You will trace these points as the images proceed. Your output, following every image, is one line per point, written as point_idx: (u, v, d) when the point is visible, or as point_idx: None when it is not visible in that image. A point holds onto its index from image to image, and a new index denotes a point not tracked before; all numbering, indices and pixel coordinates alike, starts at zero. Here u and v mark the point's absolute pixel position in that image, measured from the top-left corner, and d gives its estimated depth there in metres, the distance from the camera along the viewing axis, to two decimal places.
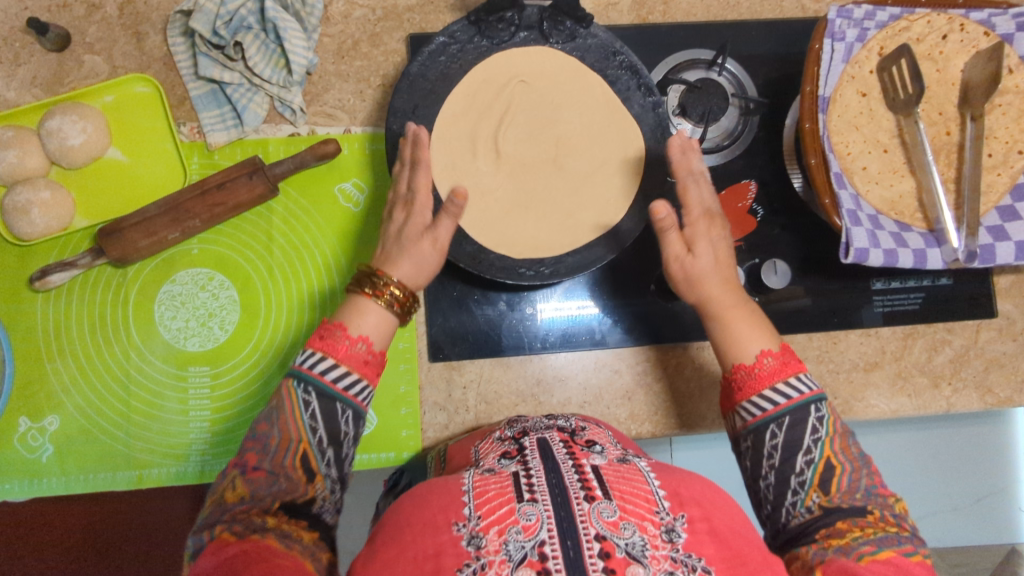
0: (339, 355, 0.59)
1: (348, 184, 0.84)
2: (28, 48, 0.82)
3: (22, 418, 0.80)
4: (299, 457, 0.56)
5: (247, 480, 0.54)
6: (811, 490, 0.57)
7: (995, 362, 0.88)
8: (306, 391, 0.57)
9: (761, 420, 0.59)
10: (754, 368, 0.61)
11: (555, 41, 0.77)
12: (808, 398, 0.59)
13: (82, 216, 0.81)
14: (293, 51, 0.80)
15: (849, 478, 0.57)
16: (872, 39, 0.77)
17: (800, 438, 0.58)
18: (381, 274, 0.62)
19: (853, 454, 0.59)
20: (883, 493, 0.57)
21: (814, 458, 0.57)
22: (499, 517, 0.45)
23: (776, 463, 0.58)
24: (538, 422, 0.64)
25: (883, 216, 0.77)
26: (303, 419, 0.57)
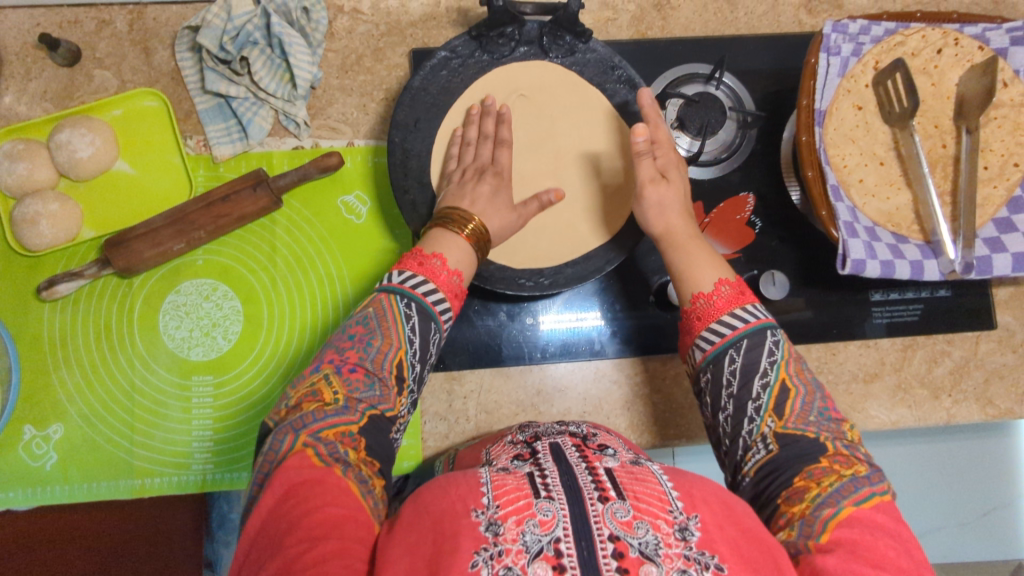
0: (439, 283, 0.61)
1: (351, 196, 0.85)
2: (39, 64, 0.84)
3: (27, 426, 0.81)
4: (395, 365, 0.58)
5: (343, 378, 0.56)
6: (766, 416, 0.57)
7: (996, 375, 0.88)
8: (407, 306, 0.59)
9: (719, 348, 0.59)
10: (713, 297, 0.61)
11: (554, 56, 0.78)
12: (763, 324, 0.59)
13: (89, 227, 0.82)
14: (298, 66, 0.82)
15: (803, 400, 0.57)
16: (867, 54, 0.78)
17: (757, 361, 0.58)
18: (467, 215, 0.65)
19: (806, 379, 0.59)
20: (834, 417, 0.58)
21: (770, 381, 0.58)
22: (518, 508, 0.45)
23: (735, 391, 0.58)
24: (549, 428, 0.65)
25: (880, 228, 0.78)
26: (405, 330, 0.58)
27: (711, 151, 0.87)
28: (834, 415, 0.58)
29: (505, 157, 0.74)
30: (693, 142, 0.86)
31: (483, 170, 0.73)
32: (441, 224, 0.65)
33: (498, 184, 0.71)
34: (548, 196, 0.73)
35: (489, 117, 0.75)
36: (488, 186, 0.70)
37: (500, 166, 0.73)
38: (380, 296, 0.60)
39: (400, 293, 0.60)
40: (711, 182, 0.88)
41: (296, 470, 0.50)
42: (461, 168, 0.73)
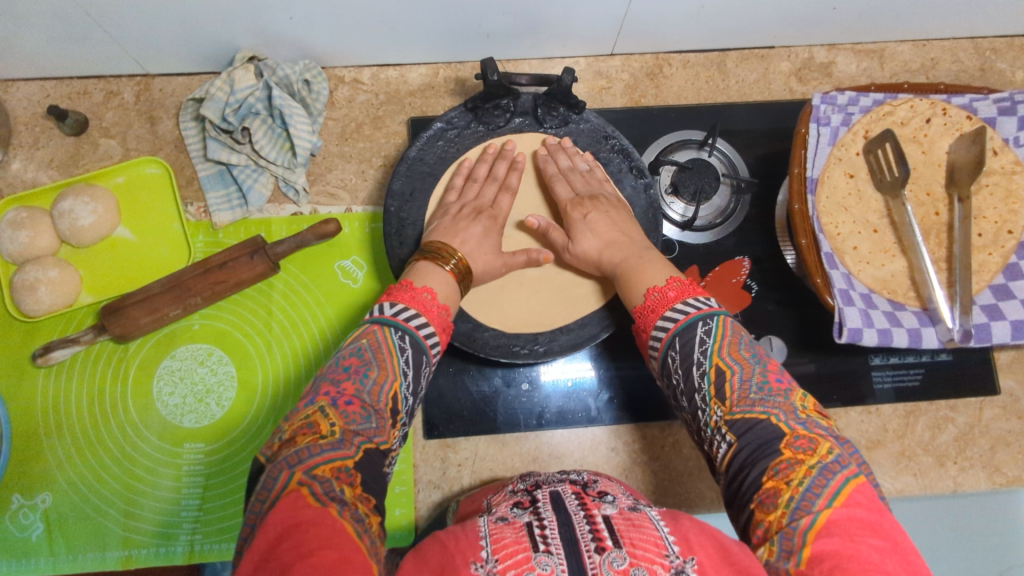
0: (429, 316, 0.59)
1: (348, 261, 0.85)
2: (47, 133, 0.86)
3: (15, 495, 0.79)
4: (390, 397, 0.54)
5: (342, 412, 0.51)
6: (712, 405, 0.53)
7: (1001, 441, 0.87)
8: (401, 337, 0.56)
9: (661, 353, 0.57)
10: (646, 306, 0.61)
11: (548, 127, 0.79)
12: (693, 318, 0.56)
13: (87, 292, 0.83)
14: (298, 136, 0.84)
15: (742, 378, 0.53)
16: (857, 123, 0.79)
17: (692, 353, 0.55)
18: (446, 250, 0.66)
19: (742, 356, 0.54)
20: (779, 391, 0.53)
21: (706, 368, 0.54)
22: (516, 562, 0.44)
23: (681, 385, 0.56)
24: (551, 476, 0.64)
25: (876, 295, 0.77)
26: (399, 360, 0.55)
27: (706, 216, 0.88)
28: (781, 385, 0.53)
29: (505, 202, 0.74)
30: (687, 207, 0.87)
31: (480, 210, 0.73)
32: (429, 258, 0.65)
33: (491, 227, 0.71)
34: (537, 255, 0.72)
35: (503, 160, 0.77)
36: (480, 228, 0.70)
37: (499, 210, 0.73)
38: (370, 327, 0.57)
39: (392, 325, 0.57)
40: (706, 247, 0.88)
41: (292, 512, 0.43)
42: (461, 204, 0.73)
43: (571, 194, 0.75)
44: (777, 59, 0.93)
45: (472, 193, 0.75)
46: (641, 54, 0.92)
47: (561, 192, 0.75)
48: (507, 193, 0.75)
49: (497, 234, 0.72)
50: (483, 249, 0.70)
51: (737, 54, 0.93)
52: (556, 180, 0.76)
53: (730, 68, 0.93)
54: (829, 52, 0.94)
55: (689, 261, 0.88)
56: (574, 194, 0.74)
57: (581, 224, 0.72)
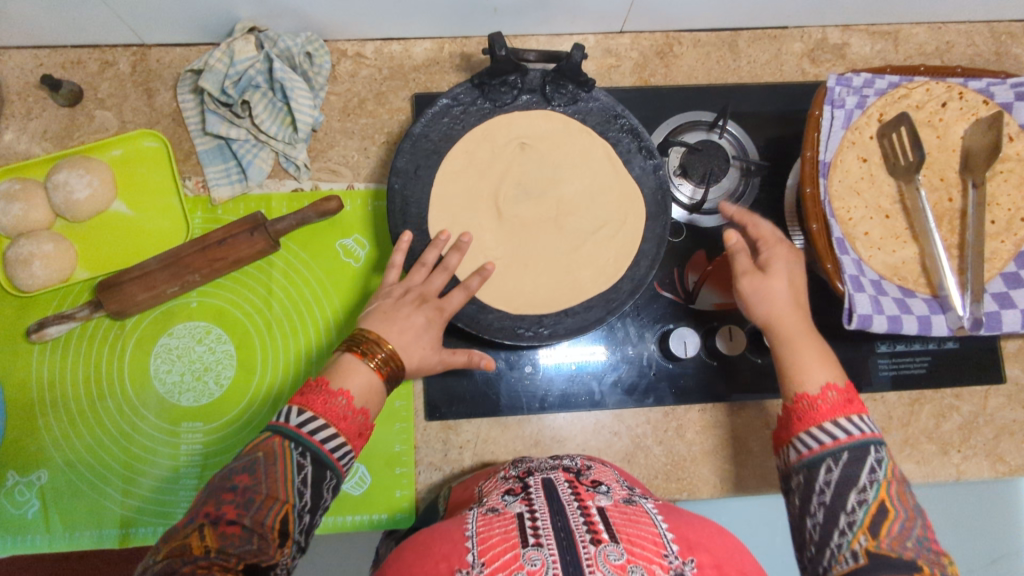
0: (341, 426, 0.55)
1: (350, 240, 0.84)
2: (41, 103, 0.84)
3: (9, 472, 0.78)
4: (280, 517, 0.51)
5: (219, 533, 0.48)
6: (859, 533, 0.50)
7: (1005, 431, 0.86)
8: (301, 454, 0.53)
9: (815, 454, 0.53)
10: (817, 399, 0.56)
11: (556, 105, 0.78)
12: (867, 438, 0.53)
13: (82, 268, 0.81)
14: (299, 110, 0.82)
15: (902, 524, 0.50)
16: (871, 107, 0.78)
17: (856, 476, 0.52)
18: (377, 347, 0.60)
19: (909, 504, 0.52)
20: (938, 551, 0.49)
21: (867, 498, 0.51)
22: (504, 563, 0.44)
23: (826, 500, 0.52)
24: (543, 463, 0.63)
25: (886, 281, 0.76)
26: (294, 483, 0.52)
27: (714, 200, 0.86)
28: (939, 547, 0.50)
29: (456, 300, 0.67)
30: (695, 189, 0.85)
31: (425, 299, 0.66)
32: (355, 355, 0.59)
33: (435, 319, 0.65)
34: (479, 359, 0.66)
35: (454, 250, 0.69)
36: (422, 318, 0.64)
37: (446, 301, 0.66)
38: (269, 437, 0.53)
39: (294, 437, 0.53)
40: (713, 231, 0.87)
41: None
42: (405, 286, 0.67)
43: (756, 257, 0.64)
44: (789, 40, 0.91)
45: (418, 279, 0.68)
46: (651, 32, 0.90)
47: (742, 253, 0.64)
48: (462, 289, 0.68)
49: (440, 327, 0.65)
50: (420, 343, 0.63)
51: (749, 34, 0.91)
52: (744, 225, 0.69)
53: (742, 48, 0.91)
54: (843, 33, 0.92)
55: (696, 245, 0.86)
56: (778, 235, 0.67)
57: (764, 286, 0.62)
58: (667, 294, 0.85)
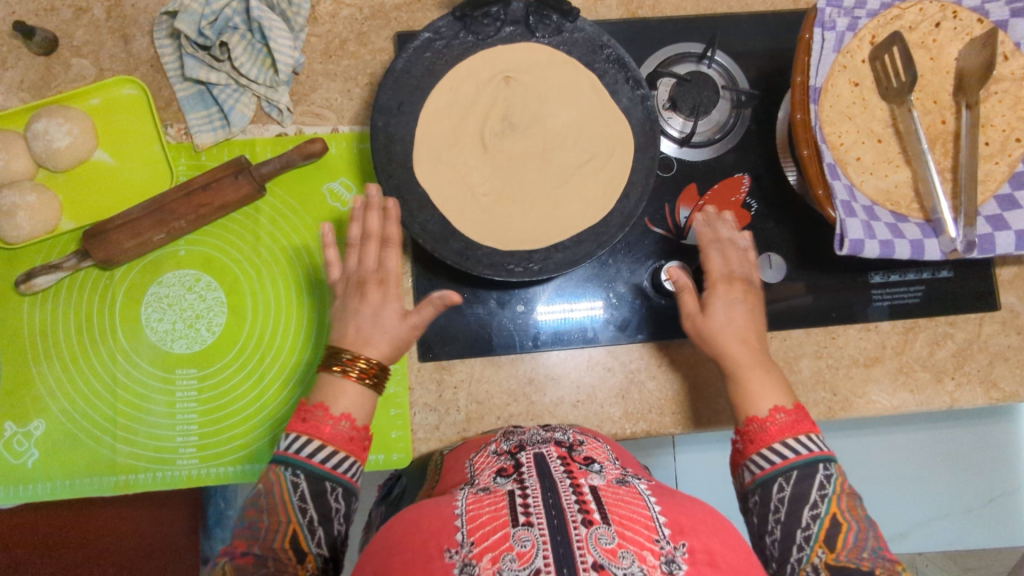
0: (324, 436, 0.59)
1: (337, 183, 0.83)
2: (15, 52, 0.82)
3: (8, 423, 0.79)
4: (289, 537, 0.57)
5: (235, 565, 0.55)
6: (816, 546, 0.57)
7: (1000, 357, 0.85)
8: (295, 473, 0.58)
9: (768, 474, 0.60)
10: (767, 422, 0.63)
11: (540, 36, 0.76)
12: (816, 456, 0.60)
13: (68, 218, 0.80)
14: (279, 51, 0.80)
15: (855, 535, 0.58)
16: (863, 28, 0.76)
17: (807, 493, 0.59)
18: (342, 351, 0.62)
19: (857, 514, 0.60)
20: (889, 556, 0.58)
21: (820, 513, 0.58)
22: (493, 543, 0.43)
23: (782, 517, 0.59)
24: (535, 434, 0.61)
25: (878, 207, 0.75)
26: (292, 501, 0.57)
27: (704, 132, 0.86)
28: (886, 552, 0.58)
29: (393, 259, 0.65)
30: (685, 123, 0.85)
31: (365, 278, 0.64)
32: (326, 366, 0.62)
33: (382, 295, 0.63)
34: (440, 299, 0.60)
35: (372, 211, 0.64)
36: (373, 302, 0.63)
37: (386, 271, 0.64)
38: (269, 467, 0.60)
39: (286, 461, 0.59)
40: (704, 164, 0.86)
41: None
42: (345, 279, 0.65)
43: (727, 267, 0.71)
44: None
45: (353, 261, 0.65)
46: None
47: (714, 262, 0.71)
48: (395, 247, 0.65)
49: (396, 298, 0.64)
50: (379, 324, 0.63)
51: None
52: (711, 249, 0.72)
53: None
54: None
55: (687, 179, 0.86)
56: (729, 268, 0.71)
57: (720, 304, 0.69)
58: (659, 231, 0.85)
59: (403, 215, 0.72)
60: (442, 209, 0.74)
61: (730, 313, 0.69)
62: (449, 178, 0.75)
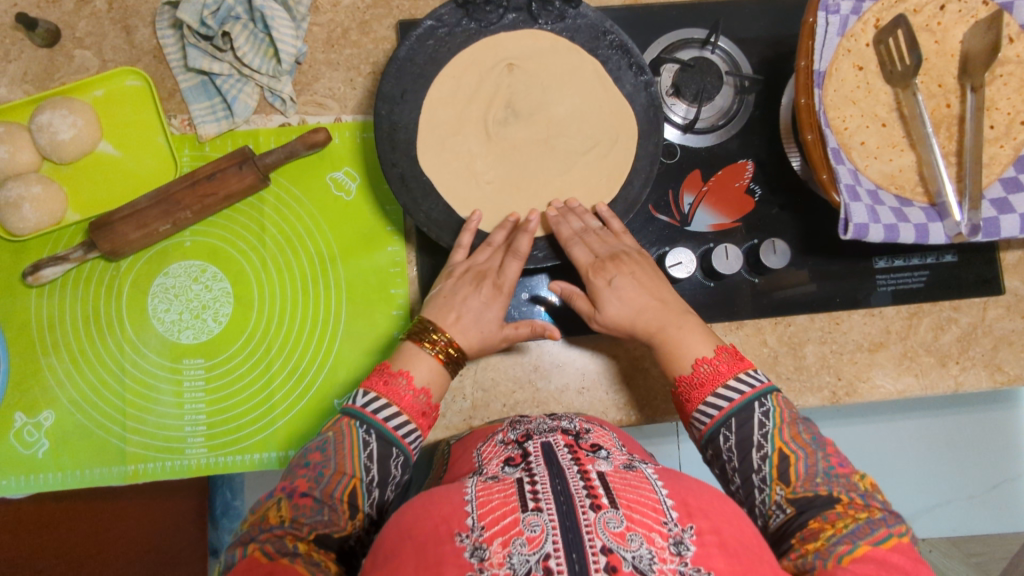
0: (403, 404, 0.62)
1: (340, 173, 0.83)
2: (18, 44, 0.82)
3: (17, 414, 0.79)
4: (347, 492, 0.58)
5: (293, 505, 0.57)
6: (774, 485, 0.58)
7: (1004, 340, 0.85)
8: (367, 431, 0.60)
9: (713, 428, 0.61)
10: (694, 377, 0.64)
11: (543, 22, 0.75)
12: (750, 397, 0.61)
13: (74, 211, 0.81)
14: (281, 40, 0.80)
15: (805, 464, 0.58)
16: (867, 12, 0.76)
17: (750, 436, 0.60)
18: (437, 331, 0.67)
19: (804, 441, 0.60)
20: (843, 473, 0.58)
21: (768, 452, 0.59)
22: (503, 528, 0.44)
23: (737, 465, 0.60)
24: (541, 423, 0.62)
25: (883, 192, 0.75)
26: (360, 457, 0.59)
27: (708, 118, 0.85)
28: (844, 468, 0.59)
29: (512, 270, 0.71)
30: (689, 109, 0.85)
31: (483, 275, 0.70)
32: (417, 340, 0.67)
33: (494, 297, 0.70)
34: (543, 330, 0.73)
35: (505, 228, 0.72)
36: (481, 299, 0.69)
37: (505, 278, 0.70)
38: (341, 417, 0.62)
39: (360, 417, 0.61)
40: (707, 150, 0.86)
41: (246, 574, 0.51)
42: (465, 265, 0.71)
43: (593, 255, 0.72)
44: None
45: (481, 257, 0.72)
46: None
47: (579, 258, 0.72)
48: (516, 258, 0.71)
49: (501, 303, 0.70)
50: (484, 322, 0.69)
51: None
52: (573, 243, 0.72)
53: None
54: None
55: (691, 166, 0.86)
56: (594, 255, 0.72)
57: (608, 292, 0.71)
58: (663, 218, 0.85)
59: (408, 203, 0.72)
60: (447, 197, 0.74)
61: (620, 295, 0.70)
62: (453, 166, 0.75)
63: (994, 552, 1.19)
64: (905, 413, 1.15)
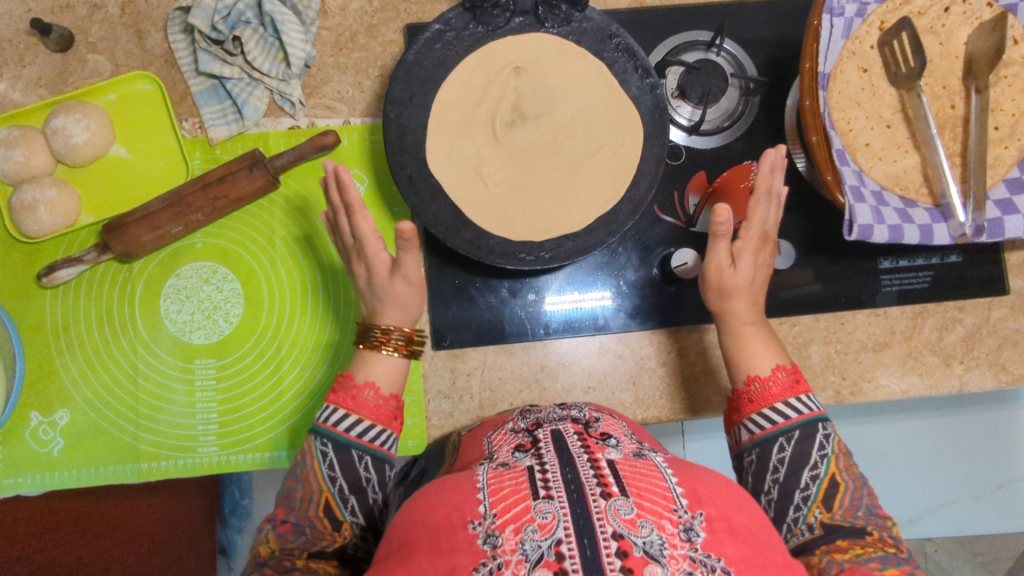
0: (352, 405, 0.63)
1: (349, 175, 0.84)
2: (32, 50, 0.83)
3: (33, 413, 0.81)
4: (323, 506, 0.60)
5: (278, 533, 0.59)
6: (814, 506, 0.59)
7: (1009, 340, 0.86)
8: (324, 443, 0.62)
9: (770, 433, 0.62)
10: (769, 381, 0.64)
11: (550, 26, 0.76)
12: (814, 416, 0.62)
13: (87, 213, 0.82)
14: (291, 44, 0.81)
15: (852, 495, 0.59)
16: (872, 14, 0.76)
17: (809, 452, 0.61)
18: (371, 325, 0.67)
19: (855, 475, 0.61)
20: (883, 515, 0.59)
21: (820, 473, 0.60)
22: (515, 515, 0.44)
23: (781, 477, 0.60)
24: (551, 413, 0.62)
25: (888, 192, 0.76)
26: (323, 471, 0.61)
27: (713, 120, 0.86)
28: (883, 513, 0.59)
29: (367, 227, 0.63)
30: (694, 111, 0.85)
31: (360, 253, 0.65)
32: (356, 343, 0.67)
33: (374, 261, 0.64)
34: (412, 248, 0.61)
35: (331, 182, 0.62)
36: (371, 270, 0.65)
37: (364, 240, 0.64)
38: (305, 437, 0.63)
39: (317, 431, 0.63)
40: (713, 152, 0.86)
41: None
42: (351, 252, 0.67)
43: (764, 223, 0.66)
44: None
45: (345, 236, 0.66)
46: None
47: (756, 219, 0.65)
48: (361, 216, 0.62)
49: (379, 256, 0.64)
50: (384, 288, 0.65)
51: None
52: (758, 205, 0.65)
53: None
54: None
55: (696, 167, 0.86)
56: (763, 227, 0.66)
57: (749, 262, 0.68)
58: (668, 219, 0.86)
59: (416, 205, 0.73)
60: (455, 199, 0.75)
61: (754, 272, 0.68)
62: (460, 169, 0.76)
63: (999, 552, 1.22)
64: (912, 414, 1.16)
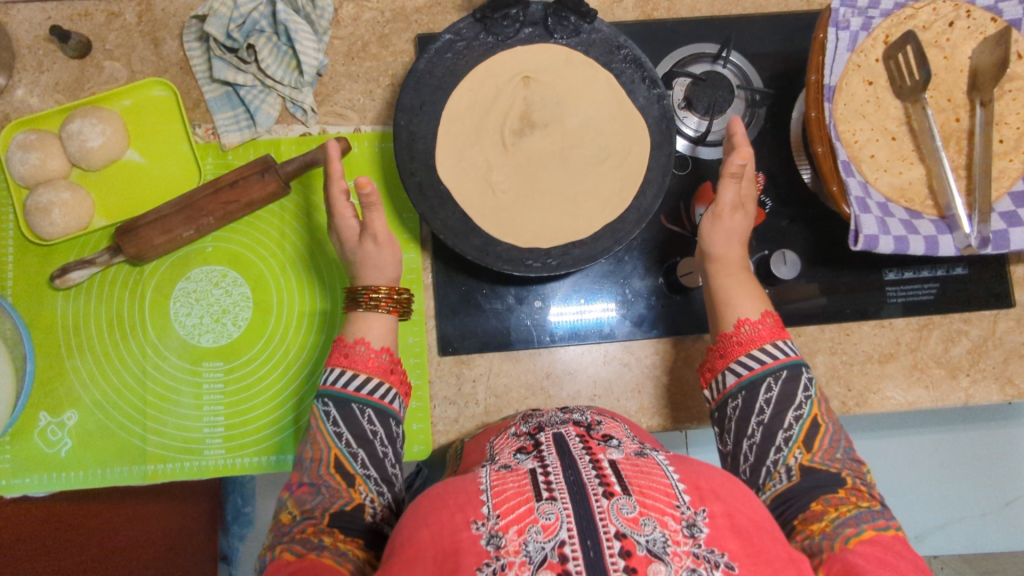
0: (345, 362, 0.65)
1: (358, 181, 0.85)
2: (51, 56, 0.85)
3: (42, 413, 0.81)
4: (334, 462, 0.61)
5: (296, 497, 0.60)
6: (795, 447, 0.61)
7: (1015, 353, 0.85)
8: (325, 403, 0.63)
9: (758, 374, 0.63)
10: (757, 325, 0.65)
11: (559, 37, 0.78)
12: (798, 361, 0.64)
13: (100, 216, 0.83)
14: (304, 53, 0.82)
15: (831, 437, 0.62)
16: (877, 28, 0.77)
17: (794, 394, 0.62)
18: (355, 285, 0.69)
19: (833, 419, 0.63)
20: (858, 459, 0.62)
21: (804, 414, 0.62)
22: (519, 516, 0.45)
23: (767, 419, 0.62)
24: (553, 416, 0.63)
25: (893, 204, 0.76)
26: (328, 427, 0.62)
27: (719, 131, 0.87)
28: (857, 458, 0.62)
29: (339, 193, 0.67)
30: (700, 122, 0.86)
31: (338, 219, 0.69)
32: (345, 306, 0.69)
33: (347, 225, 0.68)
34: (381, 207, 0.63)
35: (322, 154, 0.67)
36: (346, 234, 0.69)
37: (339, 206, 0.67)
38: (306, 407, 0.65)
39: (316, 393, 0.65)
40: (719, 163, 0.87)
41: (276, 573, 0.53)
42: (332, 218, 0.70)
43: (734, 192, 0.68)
44: None
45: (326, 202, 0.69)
46: None
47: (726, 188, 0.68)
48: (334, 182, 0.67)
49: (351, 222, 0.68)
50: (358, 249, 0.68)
51: None
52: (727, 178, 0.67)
53: None
54: None
55: (702, 177, 0.87)
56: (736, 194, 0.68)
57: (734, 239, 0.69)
58: (673, 227, 0.86)
59: (425, 211, 0.74)
60: (463, 206, 0.75)
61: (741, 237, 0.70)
62: (469, 176, 0.77)
63: None
64: (916, 428, 1.15)
